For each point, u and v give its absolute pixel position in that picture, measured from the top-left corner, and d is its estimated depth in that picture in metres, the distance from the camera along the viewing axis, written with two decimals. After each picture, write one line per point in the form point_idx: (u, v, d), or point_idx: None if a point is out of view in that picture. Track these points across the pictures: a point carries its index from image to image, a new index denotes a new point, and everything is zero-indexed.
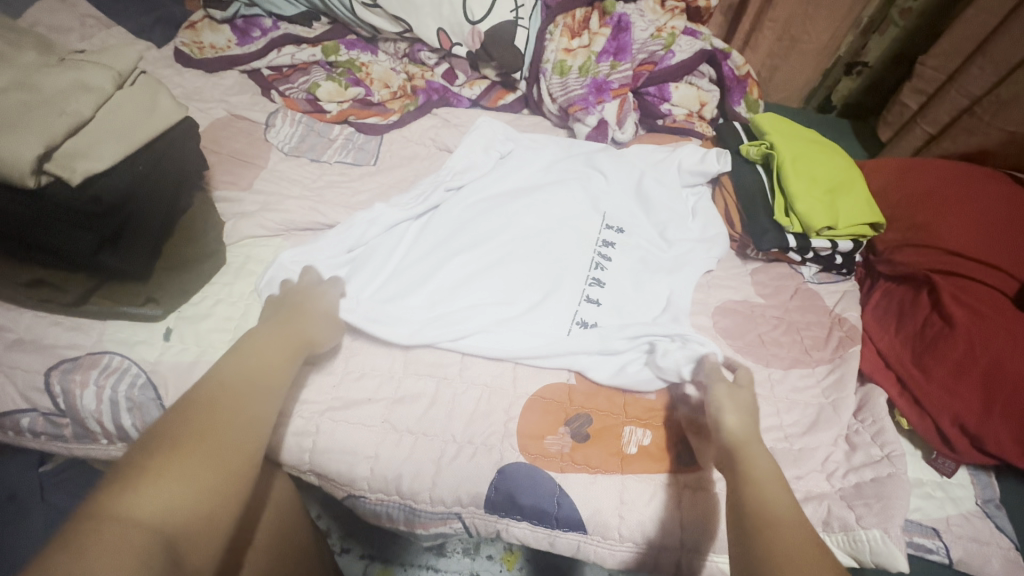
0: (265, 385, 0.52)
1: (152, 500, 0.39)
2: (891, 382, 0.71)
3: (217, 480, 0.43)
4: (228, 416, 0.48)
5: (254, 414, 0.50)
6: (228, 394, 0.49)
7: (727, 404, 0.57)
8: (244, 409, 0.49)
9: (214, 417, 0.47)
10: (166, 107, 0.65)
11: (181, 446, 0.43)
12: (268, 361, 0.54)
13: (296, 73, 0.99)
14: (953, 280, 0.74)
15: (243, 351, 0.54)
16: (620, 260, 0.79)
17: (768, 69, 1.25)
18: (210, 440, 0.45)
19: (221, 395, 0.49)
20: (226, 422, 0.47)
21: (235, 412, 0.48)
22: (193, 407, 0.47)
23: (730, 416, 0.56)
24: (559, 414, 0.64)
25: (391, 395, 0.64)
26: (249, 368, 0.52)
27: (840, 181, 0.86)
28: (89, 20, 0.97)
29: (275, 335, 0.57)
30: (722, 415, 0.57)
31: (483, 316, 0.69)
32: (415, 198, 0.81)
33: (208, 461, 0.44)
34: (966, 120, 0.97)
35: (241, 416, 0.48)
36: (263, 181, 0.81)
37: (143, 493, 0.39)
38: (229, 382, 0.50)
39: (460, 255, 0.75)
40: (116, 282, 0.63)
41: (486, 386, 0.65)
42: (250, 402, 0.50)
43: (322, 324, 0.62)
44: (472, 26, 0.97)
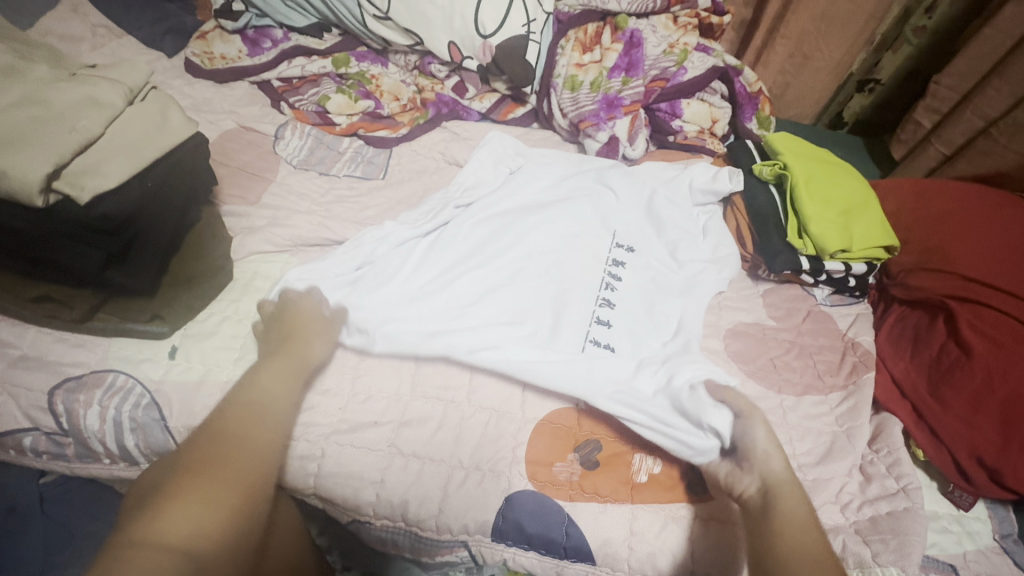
0: (279, 410, 0.54)
1: (180, 523, 0.40)
2: (906, 411, 0.70)
3: (240, 502, 0.44)
4: (247, 440, 0.49)
5: (273, 436, 0.51)
6: (243, 419, 0.50)
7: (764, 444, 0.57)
8: (261, 433, 0.50)
9: (226, 442, 0.47)
10: (176, 123, 0.64)
11: (204, 471, 0.45)
12: (278, 387, 0.55)
13: (306, 84, 0.99)
14: (969, 307, 0.73)
15: (255, 376, 0.55)
16: (632, 279, 0.79)
17: (779, 85, 1.25)
18: (233, 463, 0.46)
19: (234, 423, 0.50)
20: (246, 444, 0.48)
21: (250, 437, 0.49)
22: (214, 432, 0.48)
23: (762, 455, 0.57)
24: (568, 440, 0.63)
25: (397, 417, 0.63)
26: (262, 394, 0.54)
27: (855, 203, 0.85)
28: (100, 30, 0.97)
29: (280, 360, 0.58)
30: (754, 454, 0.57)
31: (494, 334, 0.68)
32: (424, 213, 0.80)
33: (232, 483, 0.45)
34: (981, 141, 0.96)
35: (259, 440, 0.49)
36: (272, 195, 0.80)
37: (170, 518, 0.40)
38: (242, 410, 0.51)
39: (472, 273, 0.74)
40: (121, 299, 0.62)
41: (493, 410, 0.64)
42: (265, 425, 0.51)
43: (323, 345, 0.62)
44: (484, 40, 0.97)
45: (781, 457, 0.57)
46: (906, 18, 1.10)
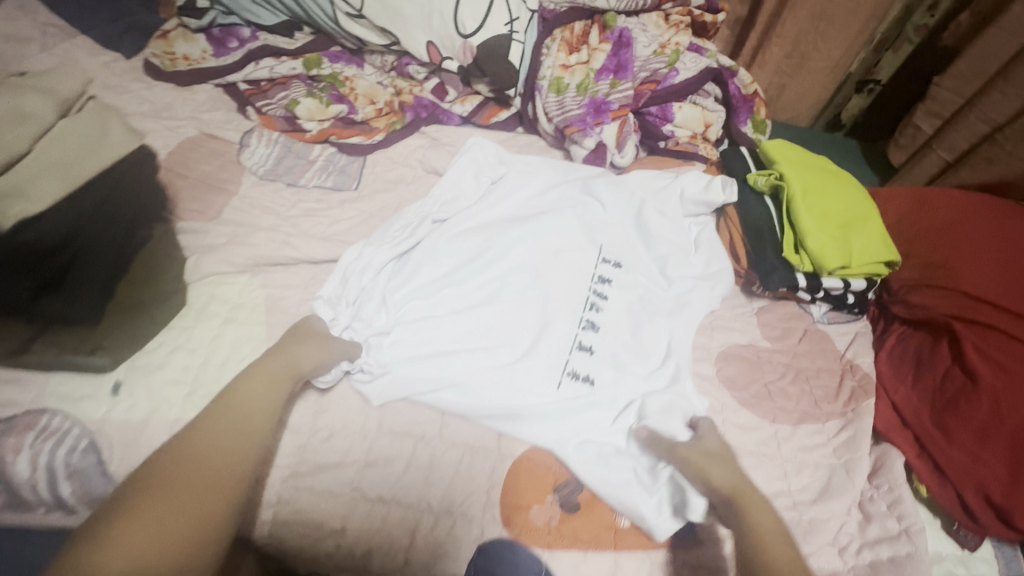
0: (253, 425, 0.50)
1: (114, 557, 0.37)
2: (908, 443, 0.65)
3: (191, 533, 0.41)
4: (216, 457, 0.46)
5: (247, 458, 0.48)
6: (217, 438, 0.48)
7: (708, 464, 0.55)
8: (233, 454, 0.47)
9: (191, 465, 0.45)
10: (117, 136, 0.59)
11: (157, 494, 0.42)
12: (261, 402, 0.52)
13: (275, 87, 0.92)
14: (975, 329, 0.69)
15: (241, 388, 0.53)
16: (617, 299, 0.74)
17: (775, 86, 1.19)
18: (193, 488, 0.43)
19: (207, 441, 0.47)
20: (211, 465, 0.46)
21: (221, 460, 0.46)
22: (178, 449, 0.46)
23: (711, 473, 0.55)
24: (546, 481, 0.59)
25: (362, 456, 0.58)
26: (245, 411, 0.51)
27: (855, 216, 0.80)
28: (51, 30, 0.90)
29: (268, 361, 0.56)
30: (702, 472, 0.55)
31: (465, 364, 0.64)
32: (403, 226, 0.76)
33: (185, 511, 0.42)
34: (986, 148, 0.91)
35: (229, 461, 0.47)
36: (233, 209, 0.75)
37: (105, 548, 0.38)
38: (216, 427, 0.49)
39: (449, 293, 0.70)
40: (60, 330, 0.56)
41: (467, 445, 0.60)
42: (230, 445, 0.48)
43: (314, 351, 0.59)
44: (464, 40, 0.91)
45: (724, 464, 0.56)
46: (908, 16, 1.05)
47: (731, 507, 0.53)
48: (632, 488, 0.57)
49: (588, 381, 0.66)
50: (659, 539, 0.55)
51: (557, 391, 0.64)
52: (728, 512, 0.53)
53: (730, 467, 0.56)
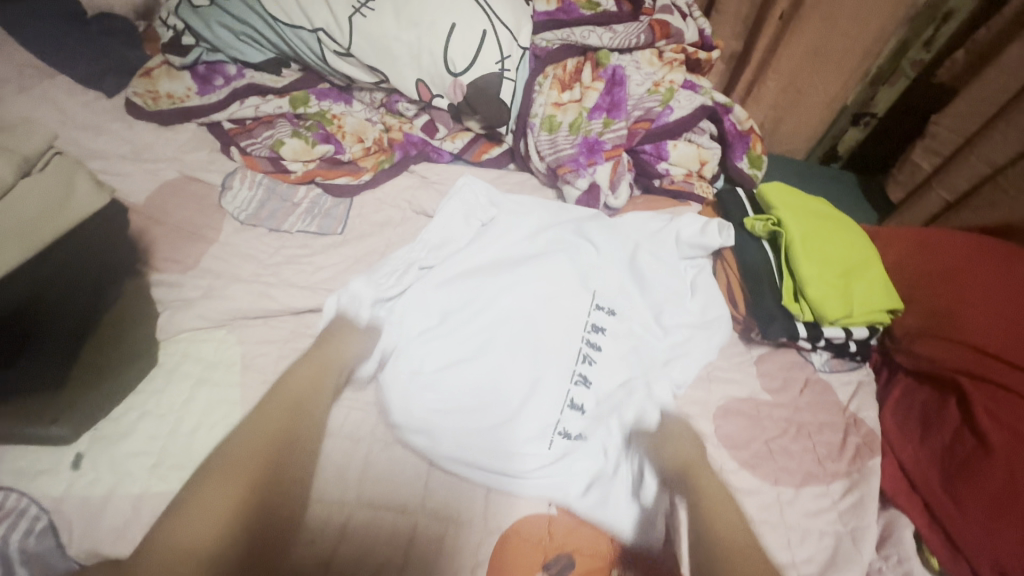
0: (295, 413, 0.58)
1: (213, 511, 0.49)
2: (918, 511, 0.62)
3: (261, 497, 0.51)
4: (276, 432, 0.56)
5: (308, 440, 0.57)
6: (277, 418, 0.57)
7: (675, 437, 0.65)
8: (298, 434, 0.57)
9: (263, 437, 0.55)
10: (85, 195, 0.56)
11: (233, 462, 0.53)
12: (309, 390, 0.60)
13: (260, 126, 0.90)
14: (985, 388, 0.66)
15: (295, 375, 0.61)
16: (612, 349, 0.71)
17: (771, 120, 1.18)
18: (267, 455, 0.54)
19: (279, 412, 0.57)
20: (277, 433, 0.56)
21: (282, 434, 0.56)
22: (252, 423, 0.57)
23: (675, 446, 0.64)
24: (537, 558, 0.55)
25: (339, 529, 0.55)
26: (297, 395, 0.59)
27: (855, 263, 0.78)
28: (30, 70, 0.88)
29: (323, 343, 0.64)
30: (667, 445, 0.64)
31: (466, 401, 0.63)
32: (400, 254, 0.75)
33: (248, 478, 0.52)
34: (987, 189, 0.89)
35: (298, 436, 0.57)
36: (213, 259, 0.72)
37: (201, 504, 0.50)
38: (277, 405, 0.58)
39: (446, 330, 0.68)
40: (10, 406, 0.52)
41: (452, 516, 0.57)
42: (273, 435, 0.55)
43: (357, 343, 0.65)
44: (454, 78, 0.89)
45: (687, 442, 0.64)
46: (903, 52, 1.04)
47: (681, 477, 0.61)
48: (613, 500, 0.60)
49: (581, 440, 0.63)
50: (622, 538, 0.58)
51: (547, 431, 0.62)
52: (678, 483, 0.61)
53: (694, 444, 0.65)
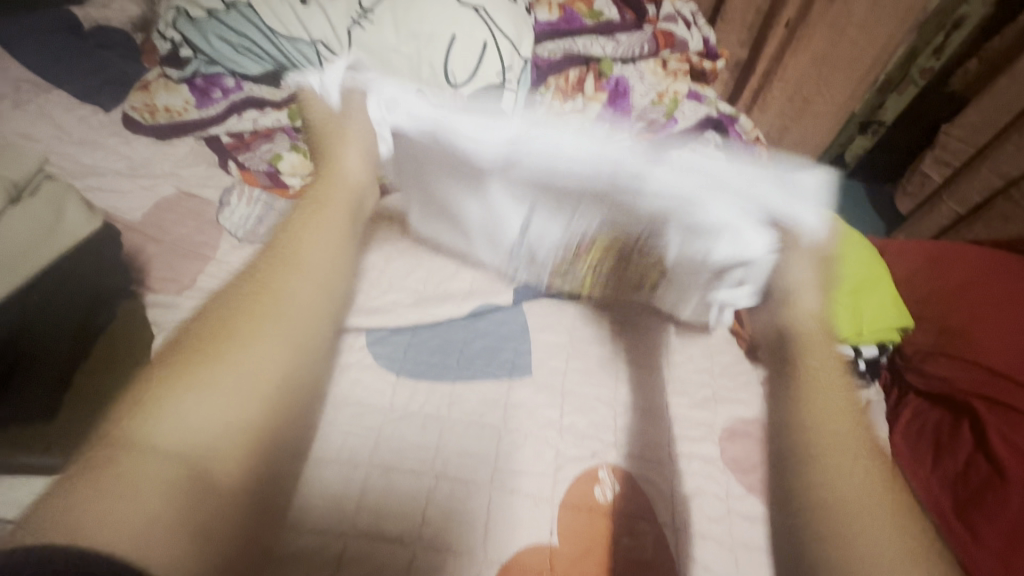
0: (308, 279, 0.53)
1: (183, 416, 0.42)
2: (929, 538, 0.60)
3: (253, 385, 0.45)
4: (276, 300, 0.50)
5: (310, 321, 0.51)
6: (269, 275, 0.52)
7: (800, 295, 0.68)
8: (288, 301, 0.51)
9: (251, 309, 0.49)
10: (74, 219, 0.54)
11: (216, 338, 0.47)
12: (318, 241, 0.56)
13: (259, 140, 0.89)
14: (1000, 412, 0.65)
15: (300, 227, 0.57)
16: (615, 375, 0.71)
17: (778, 128, 1.16)
18: (279, 316, 0.50)
19: (272, 277, 0.52)
20: (272, 300, 0.50)
21: (290, 298, 0.51)
22: (251, 286, 0.51)
23: (802, 301, 0.67)
24: None
25: (337, 559, 0.54)
26: (311, 246, 0.55)
27: (865, 279, 0.76)
28: (26, 85, 0.88)
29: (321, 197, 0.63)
30: (795, 298, 0.68)
31: (480, 393, 0.67)
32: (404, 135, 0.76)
33: (243, 370, 0.45)
34: (1001, 203, 0.87)
35: (291, 302, 0.51)
36: (209, 278, 0.71)
37: (165, 407, 0.42)
38: (278, 261, 0.53)
39: (495, 158, 0.74)
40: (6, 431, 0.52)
41: (452, 546, 0.56)
42: (285, 310, 0.50)
43: (354, 153, 0.71)
44: (456, 91, 0.86)
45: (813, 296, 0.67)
46: (912, 60, 1.02)
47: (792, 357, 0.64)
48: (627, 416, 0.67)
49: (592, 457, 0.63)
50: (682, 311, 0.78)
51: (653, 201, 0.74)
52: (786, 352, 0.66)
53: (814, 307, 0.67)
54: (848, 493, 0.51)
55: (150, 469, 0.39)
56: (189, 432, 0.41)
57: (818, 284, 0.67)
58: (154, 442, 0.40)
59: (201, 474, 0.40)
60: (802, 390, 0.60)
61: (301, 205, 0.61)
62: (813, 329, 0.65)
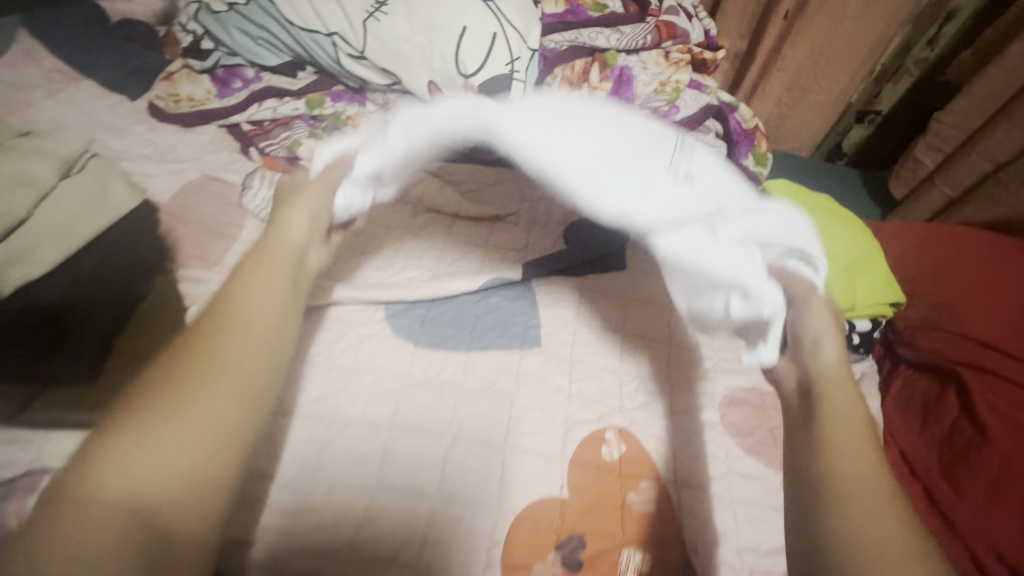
0: (261, 336, 0.43)
1: (129, 475, 0.34)
2: (917, 493, 0.64)
3: (204, 450, 0.37)
4: (221, 356, 0.41)
5: (256, 382, 0.41)
6: (216, 330, 0.42)
7: (824, 336, 0.53)
8: (238, 358, 0.41)
9: (198, 365, 0.40)
10: (118, 195, 0.58)
11: (161, 397, 0.38)
12: (272, 297, 0.46)
13: (278, 127, 0.93)
14: (983, 377, 0.68)
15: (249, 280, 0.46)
16: (624, 342, 0.75)
17: (777, 118, 1.20)
18: (222, 380, 0.40)
19: (219, 329, 0.42)
20: (222, 354, 0.41)
21: (236, 359, 0.41)
22: (190, 348, 0.41)
23: (824, 343, 0.53)
24: (550, 535, 0.58)
25: (363, 511, 0.58)
26: (259, 303, 0.45)
27: (860, 257, 0.79)
28: (58, 75, 0.92)
29: (256, 266, 0.48)
30: (814, 341, 0.53)
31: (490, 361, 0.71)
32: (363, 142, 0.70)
33: (196, 433, 0.37)
34: (991, 187, 0.90)
35: (242, 361, 0.41)
36: (235, 255, 0.75)
37: (108, 466, 0.34)
38: (224, 317, 0.43)
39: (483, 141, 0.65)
40: (55, 391, 0.55)
41: (469, 500, 0.59)
42: (238, 374, 0.41)
43: (302, 217, 0.55)
44: (466, 80, 0.92)
45: (837, 345, 0.52)
46: (907, 50, 1.05)
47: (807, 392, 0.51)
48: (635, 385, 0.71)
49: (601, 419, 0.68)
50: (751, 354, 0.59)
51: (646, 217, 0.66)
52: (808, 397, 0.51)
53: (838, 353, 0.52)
54: (870, 536, 0.38)
55: (97, 520, 0.32)
56: (141, 488, 0.34)
57: (838, 330, 0.54)
58: (97, 493, 0.33)
59: (158, 532, 0.34)
60: (807, 423, 0.47)
61: (239, 262, 0.49)
62: (848, 385, 0.49)
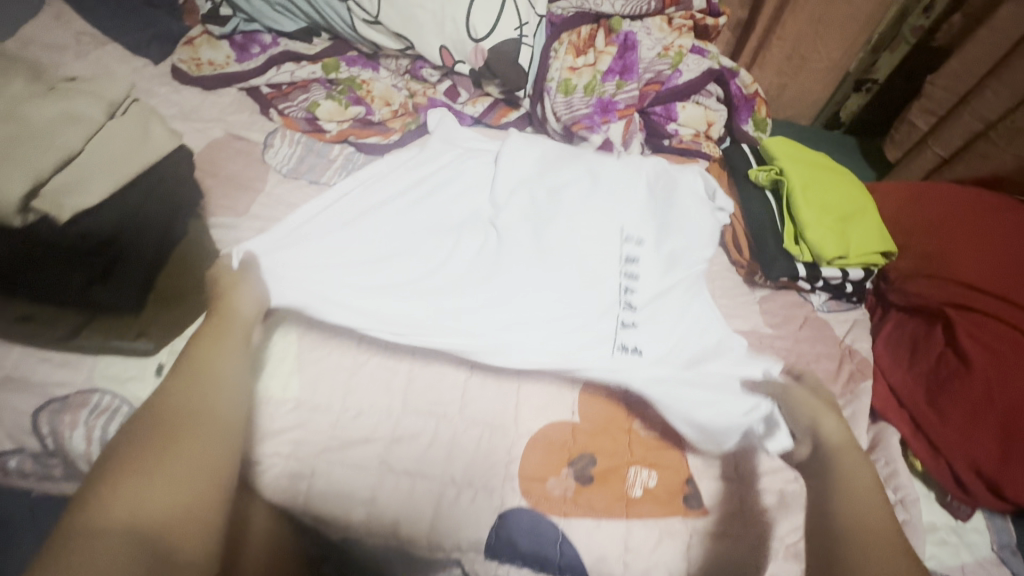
0: (221, 394, 0.54)
1: (128, 510, 0.43)
2: (904, 422, 0.69)
3: (187, 485, 0.46)
4: (192, 411, 0.51)
5: (224, 428, 0.52)
6: (184, 397, 0.52)
7: (820, 413, 0.65)
8: (207, 413, 0.52)
9: (172, 426, 0.49)
10: (159, 136, 0.62)
11: (142, 454, 0.46)
12: (226, 366, 0.57)
13: (295, 90, 0.97)
14: (968, 315, 0.72)
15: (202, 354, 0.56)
16: (648, 275, 0.74)
17: (776, 86, 1.23)
18: (195, 433, 0.50)
19: (188, 396, 0.52)
20: (193, 411, 0.51)
21: (204, 415, 0.51)
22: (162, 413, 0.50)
23: (822, 422, 0.65)
24: (562, 454, 0.63)
25: (389, 433, 0.62)
26: (214, 370, 0.55)
27: (853, 209, 0.84)
28: (85, 38, 0.95)
29: (211, 344, 0.58)
30: (814, 420, 0.65)
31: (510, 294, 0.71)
32: (305, 234, 0.72)
33: (179, 475, 0.46)
34: (980, 144, 0.95)
35: (212, 414, 0.52)
36: (261, 206, 0.79)
37: (108, 506, 0.43)
38: (188, 387, 0.53)
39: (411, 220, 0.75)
40: (106, 317, 0.60)
41: (486, 424, 0.64)
42: (209, 427, 0.51)
43: (250, 297, 0.62)
44: (476, 44, 0.95)
45: (835, 419, 0.65)
46: (904, 18, 1.08)
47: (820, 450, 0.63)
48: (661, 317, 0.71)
49: (637, 353, 0.67)
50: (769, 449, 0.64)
51: (545, 353, 0.65)
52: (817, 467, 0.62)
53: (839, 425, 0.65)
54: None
55: (107, 541, 0.41)
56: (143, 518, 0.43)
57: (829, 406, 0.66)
58: (106, 525, 0.42)
59: (156, 551, 0.42)
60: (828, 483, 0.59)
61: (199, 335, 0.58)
62: (854, 452, 0.62)
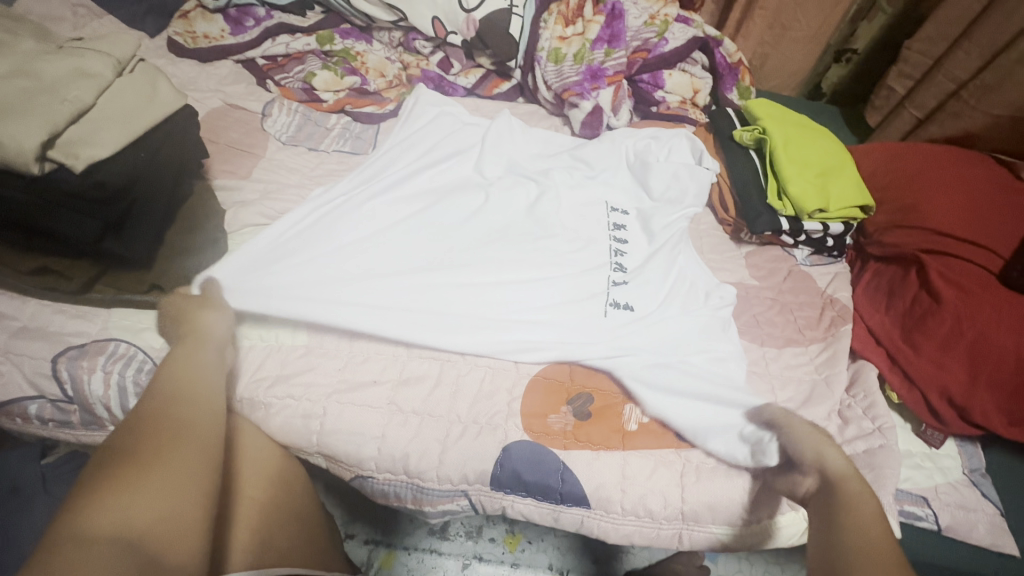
0: (204, 395, 0.49)
1: (114, 511, 0.36)
2: (881, 358, 0.74)
3: (179, 479, 0.40)
4: (177, 410, 0.46)
5: (213, 425, 0.47)
6: (165, 401, 0.46)
7: (824, 445, 0.55)
8: (189, 413, 0.46)
9: (158, 425, 0.43)
10: (165, 94, 0.64)
11: (124, 457, 0.40)
12: (204, 371, 0.52)
13: (291, 62, 0.99)
14: (941, 259, 0.76)
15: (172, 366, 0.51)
16: (633, 240, 0.81)
17: (758, 57, 1.27)
18: (181, 432, 0.44)
19: (170, 399, 0.46)
20: (177, 411, 0.46)
21: (189, 414, 0.46)
22: (142, 417, 0.44)
23: (826, 453, 0.54)
24: (561, 394, 0.66)
25: (395, 376, 0.65)
26: (191, 375, 0.51)
27: (831, 164, 0.88)
28: (81, 10, 0.96)
29: (184, 355, 0.53)
30: (817, 452, 0.55)
31: (496, 257, 0.74)
32: (288, 240, 0.70)
33: (172, 470, 0.40)
34: (952, 104, 0.99)
35: (196, 412, 0.46)
36: (262, 170, 0.81)
37: (88, 509, 0.35)
38: (169, 390, 0.48)
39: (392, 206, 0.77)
40: (119, 270, 0.62)
41: (488, 367, 0.67)
42: (196, 427, 0.45)
43: (218, 317, 0.59)
44: (467, 14, 0.97)
45: (837, 449, 0.54)
46: None
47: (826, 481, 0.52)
48: (649, 277, 0.76)
49: (628, 308, 0.72)
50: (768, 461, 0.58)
51: (543, 307, 0.70)
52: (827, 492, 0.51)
53: (841, 454, 0.54)
54: None
55: (100, 542, 0.33)
56: (135, 513, 0.36)
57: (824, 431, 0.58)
58: (92, 524, 0.34)
59: (155, 556, 0.35)
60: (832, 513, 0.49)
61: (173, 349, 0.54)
62: (859, 480, 0.51)
